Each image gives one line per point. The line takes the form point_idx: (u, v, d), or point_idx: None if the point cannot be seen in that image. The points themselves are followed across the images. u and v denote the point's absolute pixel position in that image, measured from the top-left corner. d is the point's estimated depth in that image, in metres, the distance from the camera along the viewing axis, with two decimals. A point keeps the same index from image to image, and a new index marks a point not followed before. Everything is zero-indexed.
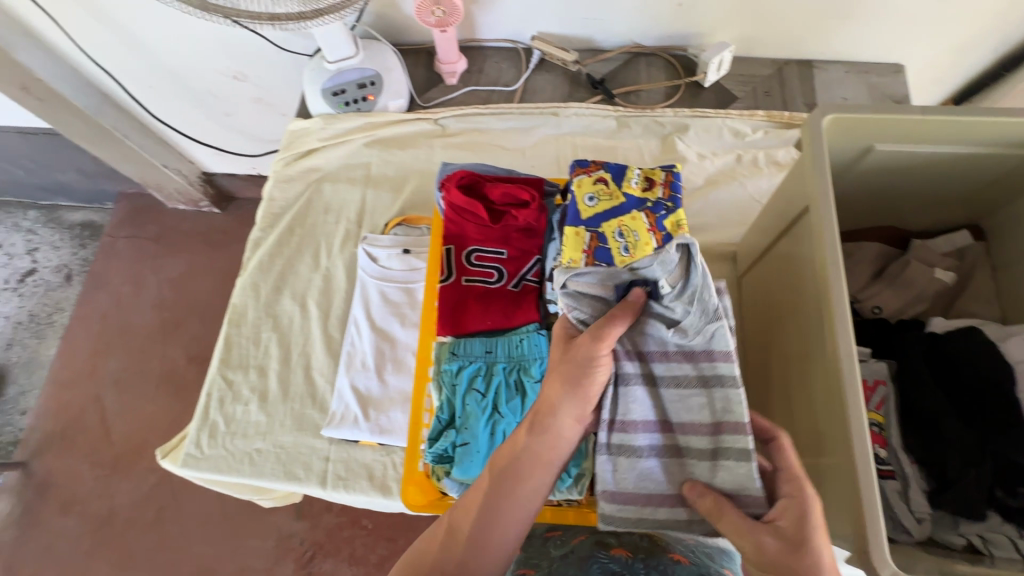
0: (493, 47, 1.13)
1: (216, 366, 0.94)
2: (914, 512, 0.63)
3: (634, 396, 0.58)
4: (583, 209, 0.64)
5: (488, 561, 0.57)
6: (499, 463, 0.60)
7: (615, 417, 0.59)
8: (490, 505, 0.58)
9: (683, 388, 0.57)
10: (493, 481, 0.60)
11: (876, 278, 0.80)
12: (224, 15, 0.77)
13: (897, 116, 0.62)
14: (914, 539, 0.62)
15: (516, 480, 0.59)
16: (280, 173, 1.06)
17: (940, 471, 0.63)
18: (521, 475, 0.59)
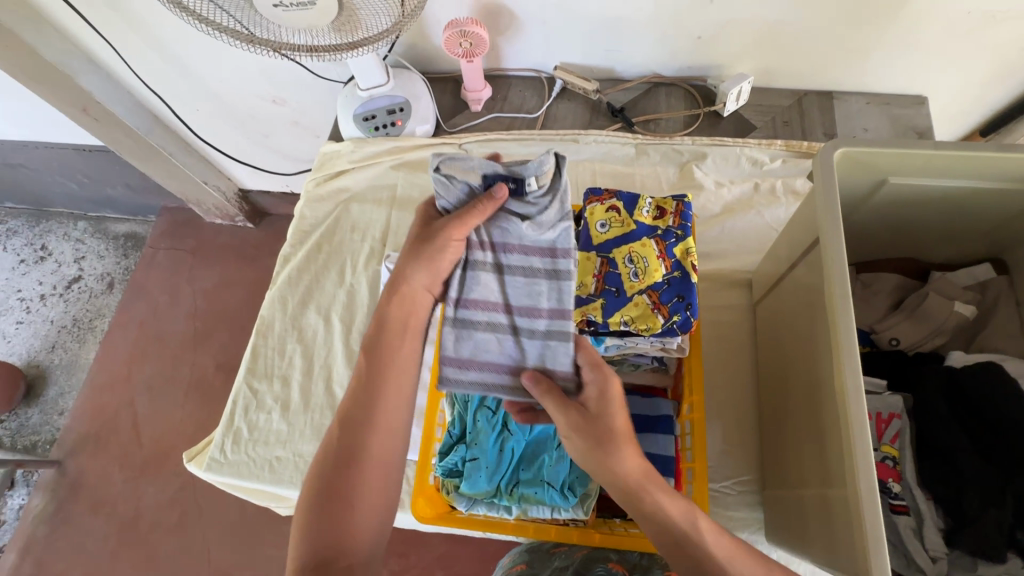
0: (517, 76, 1.18)
1: (243, 376, 0.98)
2: (928, 551, 0.62)
3: (482, 279, 0.61)
4: (595, 235, 0.66)
5: (355, 428, 0.59)
6: (369, 346, 0.63)
7: (461, 295, 0.62)
8: (369, 384, 0.62)
9: (526, 277, 0.60)
10: (368, 361, 0.63)
11: (894, 310, 0.79)
12: (269, 48, 0.83)
13: (909, 151, 0.62)
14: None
15: (386, 359, 0.62)
16: (311, 193, 1.12)
17: (957, 509, 0.62)
18: (389, 353, 0.62)
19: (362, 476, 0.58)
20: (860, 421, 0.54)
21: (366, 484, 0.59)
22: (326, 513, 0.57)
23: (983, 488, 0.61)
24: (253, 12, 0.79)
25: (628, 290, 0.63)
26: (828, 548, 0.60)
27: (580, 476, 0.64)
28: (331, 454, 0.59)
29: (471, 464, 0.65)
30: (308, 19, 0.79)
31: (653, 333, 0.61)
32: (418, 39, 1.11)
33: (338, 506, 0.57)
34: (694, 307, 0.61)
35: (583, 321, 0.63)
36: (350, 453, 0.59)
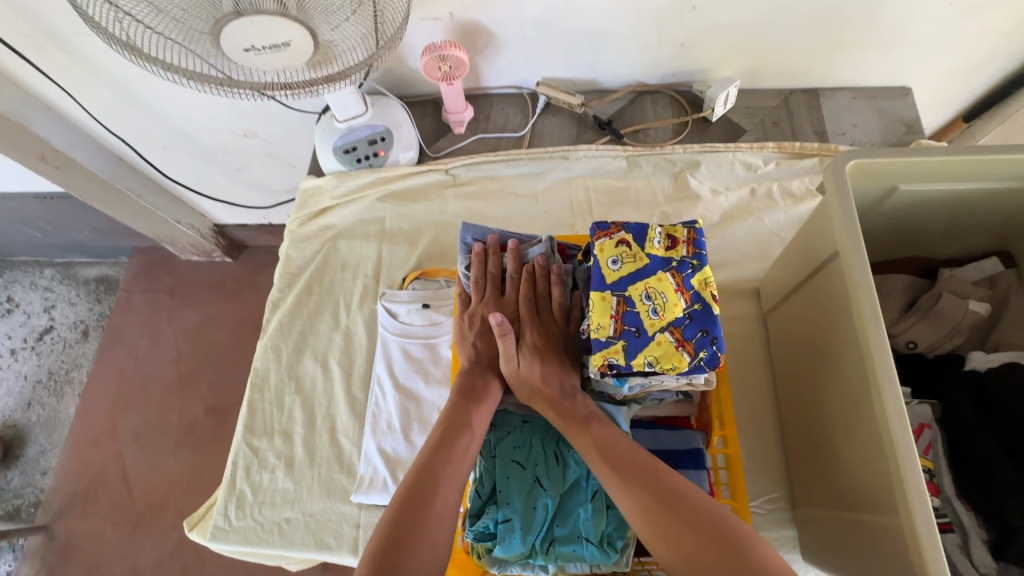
0: (499, 94, 1.15)
1: (241, 434, 0.93)
2: (977, 567, 0.61)
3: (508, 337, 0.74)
4: (607, 273, 0.61)
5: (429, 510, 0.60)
6: (448, 418, 0.66)
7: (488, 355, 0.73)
8: (449, 435, 0.65)
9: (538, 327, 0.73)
10: (443, 436, 0.65)
11: (907, 311, 0.78)
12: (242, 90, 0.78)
13: (920, 158, 0.61)
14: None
15: (459, 435, 0.65)
16: (295, 234, 1.07)
17: (1000, 520, 0.61)
18: (460, 428, 0.65)
19: (432, 524, 0.59)
20: (907, 442, 0.52)
21: (431, 540, 0.59)
22: (393, 551, 0.57)
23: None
24: (223, 57, 0.74)
25: (649, 329, 0.59)
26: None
27: (619, 528, 0.61)
28: (407, 492, 0.60)
29: (505, 526, 0.61)
30: (281, 61, 0.74)
31: (678, 372, 0.59)
32: (394, 64, 1.07)
33: (406, 545, 0.57)
34: (719, 341, 0.59)
35: (604, 365, 0.59)
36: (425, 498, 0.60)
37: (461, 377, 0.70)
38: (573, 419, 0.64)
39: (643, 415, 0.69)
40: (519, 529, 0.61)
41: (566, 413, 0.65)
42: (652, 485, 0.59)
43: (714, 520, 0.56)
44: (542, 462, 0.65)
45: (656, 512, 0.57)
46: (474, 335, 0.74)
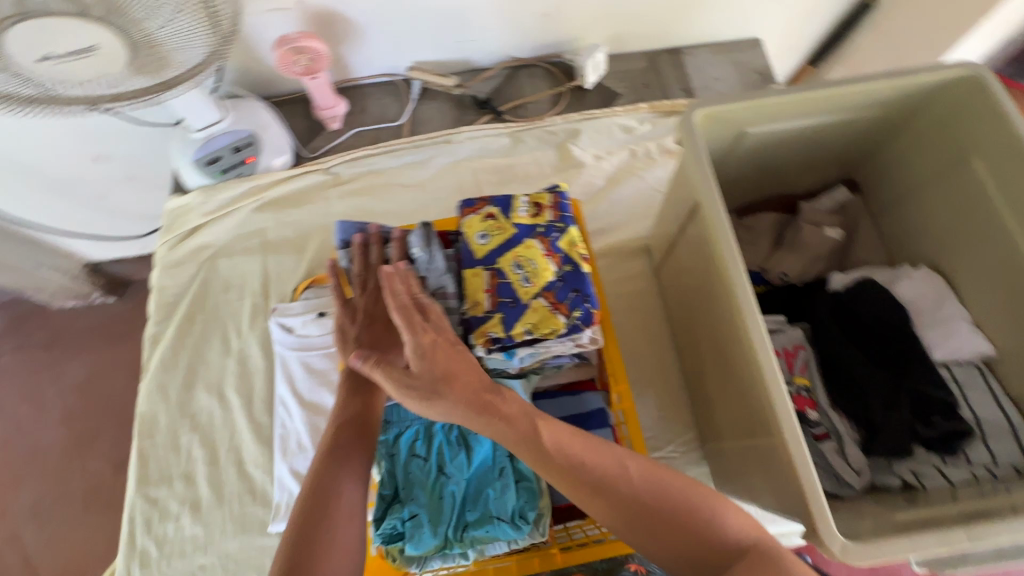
0: (371, 84, 1.10)
1: (134, 487, 0.84)
2: (852, 466, 0.68)
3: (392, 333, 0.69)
4: (477, 249, 0.61)
5: (331, 519, 0.54)
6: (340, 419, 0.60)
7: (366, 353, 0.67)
8: (343, 435, 0.59)
9: None
10: (338, 437, 0.59)
11: (777, 246, 0.84)
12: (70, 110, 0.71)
13: (756, 101, 0.65)
14: (856, 491, 0.67)
15: (358, 433, 0.60)
16: (165, 259, 0.98)
17: (866, 420, 0.69)
18: (358, 428, 0.60)
19: (336, 534, 0.54)
20: (771, 365, 0.57)
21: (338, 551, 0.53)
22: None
23: (883, 397, 0.68)
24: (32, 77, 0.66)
25: (524, 297, 0.59)
26: (776, 494, 0.61)
27: (529, 500, 0.59)
28: (304, 507, 0.54)
29: (412, 523, 0.58)
30: (98, 66, 0.67)
31: (558, 334, 0.59)
32: (249, 61, 0.99)
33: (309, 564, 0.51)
34: (591, 298, 0.60)
35: (486, 341, 0.58)
36: (324, 508, 0.54)
37: (347, 376, 0.64)
38: (518, 431, 0.55)
39: (547, 385, 0.70)
40: (427, 523, 0.59)
41: (510, 422, 0.56)
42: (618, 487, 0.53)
43: (687, 508, 0.52)
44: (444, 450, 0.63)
45: (627, 514, 0.52)
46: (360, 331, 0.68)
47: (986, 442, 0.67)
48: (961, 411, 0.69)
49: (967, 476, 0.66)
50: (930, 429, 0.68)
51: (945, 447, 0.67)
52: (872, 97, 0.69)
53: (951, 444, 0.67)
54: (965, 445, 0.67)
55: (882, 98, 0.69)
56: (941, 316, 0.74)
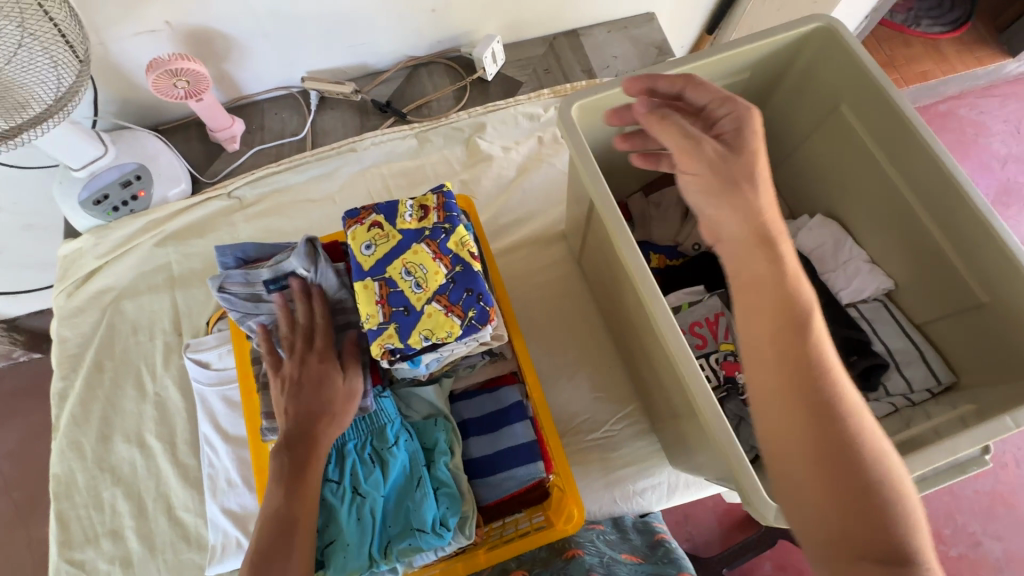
0: (267, 99, 1.06)
1: (57, 553, 0.80)
2: None
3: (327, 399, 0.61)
4: (363, 260, 0.59)
5: None
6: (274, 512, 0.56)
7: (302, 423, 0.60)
8: (277, 529, 0.56)
9: None
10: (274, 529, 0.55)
11: (686, 218, 0.85)
12: None
13: (628, 85, 0.66)
14: None
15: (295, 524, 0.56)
16: (64, 309, 0.92)
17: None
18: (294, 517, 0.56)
19: None
20: (678, 340, 0.56)
21: None
22: None
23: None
24: None
25: (417, 303, 0.58)
26: (713, 463, 0.62)
27: (450, 506, 0.60)
28: None
29: (330, 548, 0.59)
30: None
31: (456, 337, 0.57)
32: (125, 89, 0.94)
33: None
34: (485, 296, 0.58)
35: (386, 353, 0.57)
36: None
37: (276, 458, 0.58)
38: (753, 277, 0.46)
39: (465, 385, 0.69)
40: (347, 546, 0.59)
41: (769, 266, 0.45)
42: (834, 405, 0.41)
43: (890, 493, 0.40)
44: (358, 470, 0.62)
45: (812, 423, 0.41)
46: (291, 403, 0.60)
47: (900, 371, 0.70)
48: (873, 346, 0.72)
49: (889, 410, 0.69)
50: (850, 369, 0.70)
51: (864, 384, 0.71)
52: (741, 61, 0.71)
53: (868, 379, 0.70)
54: (883, 378, 0.70)
55: (752, 59, 0.71)
56: (839, 261, 0.77)
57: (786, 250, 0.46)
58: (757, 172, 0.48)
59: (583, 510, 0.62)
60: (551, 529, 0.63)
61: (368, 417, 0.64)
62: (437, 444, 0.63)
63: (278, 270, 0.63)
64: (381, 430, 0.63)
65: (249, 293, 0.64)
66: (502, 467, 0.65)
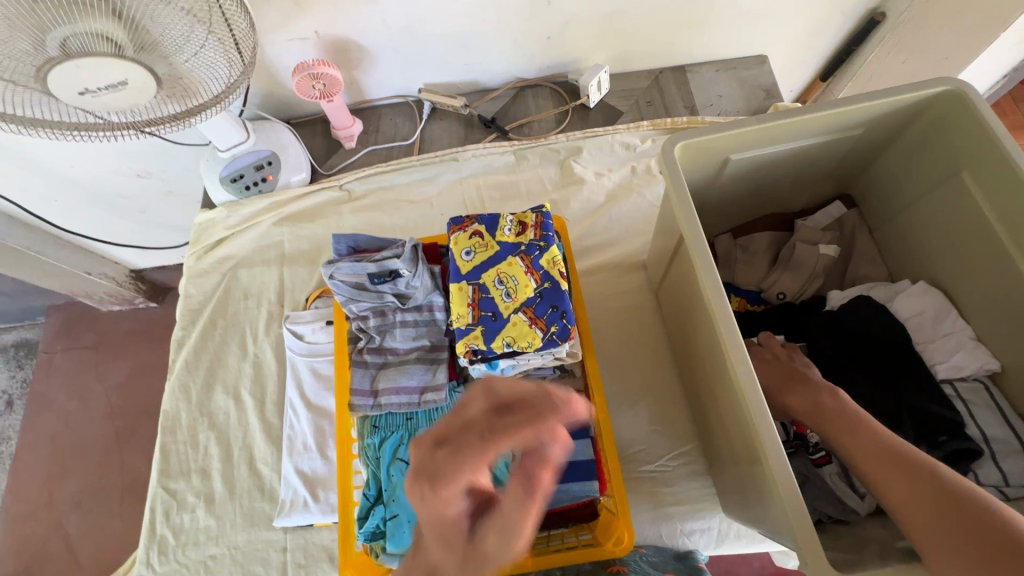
0: (386, 104, 1.16)
1: (156, 479, 0.91)
2: (857, 490, 0.65)
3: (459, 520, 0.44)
4: (462, 264, 0.64)
5: None
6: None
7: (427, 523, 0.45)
8: None
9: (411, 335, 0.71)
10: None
11: (773, 265, 0.83)
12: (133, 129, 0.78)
13: (735, 130, 0.66)
14: (862, 517, 0.64)
15: None
16: (193, 269, 1.06)
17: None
18: None
19: None
20: (754, 391, 0.56)
21: None
22: None
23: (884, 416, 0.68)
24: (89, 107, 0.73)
25: (504, 311, 0.62)
26: (768, 517, 0.61)
27: None
28: None
29: (391, 523, 0.63)
30: (141, 95, 0.73)
31: (535, 348, 0.61)
32: (271, 86, 1.07)
33: None
34: (568, 314, 0.62)
35: (468, 352, 0.61)
36: None
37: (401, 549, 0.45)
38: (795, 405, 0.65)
39: None
40: (407, 524, 0.63)
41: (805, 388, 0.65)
42: (913, 462, 0.54)
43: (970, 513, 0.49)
44: None
45: (918, 497, 0.52)
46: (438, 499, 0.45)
47: (997, 462, 0.64)
48: (967, 430, 0.66)
49: None
50: (936, 449, 0.65)
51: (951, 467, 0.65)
52: (858, 116, 0.69)
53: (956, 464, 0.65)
54: (973, 465, 0.65)
55: (870, 116, 0.70)
56: (940, 332, 0.72)
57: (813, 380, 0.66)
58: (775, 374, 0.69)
59: (633, 535, 0.65)
60: (598, 547, 0.67)
61: (441, 408, 0.68)
62: None
63: (383, 266, 0.70)
64: None
65: (355, 282, 0.71)
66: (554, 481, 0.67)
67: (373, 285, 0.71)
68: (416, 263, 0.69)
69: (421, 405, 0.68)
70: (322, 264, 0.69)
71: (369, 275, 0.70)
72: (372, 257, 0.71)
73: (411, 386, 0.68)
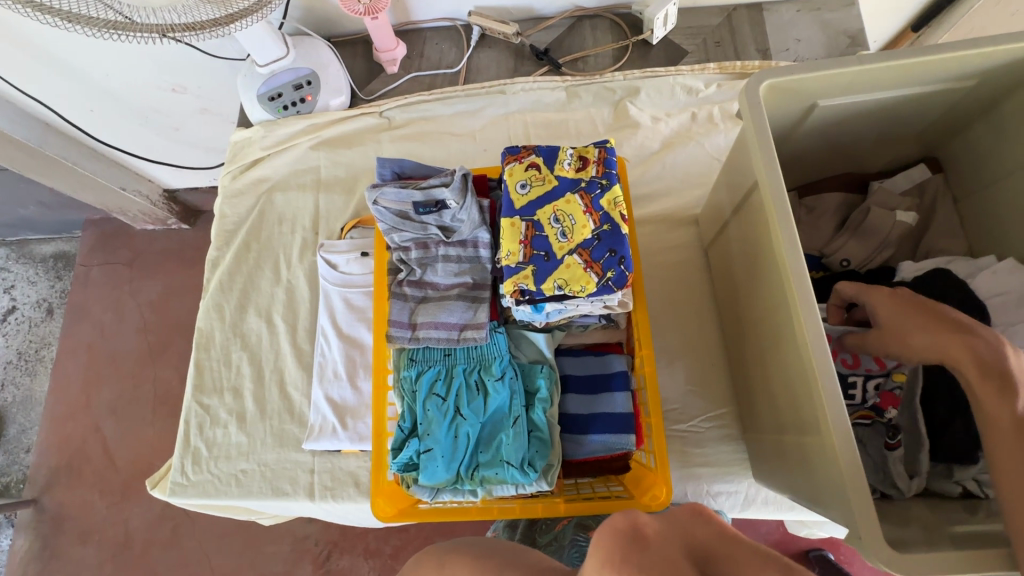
0: (431, 28, 1.08)
1: (190, 394, 0.93)
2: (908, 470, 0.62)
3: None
4: (516, 198, 0.61)
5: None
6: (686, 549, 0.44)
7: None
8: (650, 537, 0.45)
9: (454, 268, 0.69)
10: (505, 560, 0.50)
11: (840, 230, 0.78)
12: (158, 33, 0.70)
13: (831, 71, 0.59)
14: (905, 497, 0.62)
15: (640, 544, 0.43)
16: (228, 188, 1.04)
17: (929, 423, 0.64)
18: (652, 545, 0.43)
19: None
20: (824, 358, 0.52)
21: None
22: None
23: (950, 400, 0.64)
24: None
25: (558, 252, 0.59)
26: (812, 486, 0.59)
27: (540, 450, 0.63)
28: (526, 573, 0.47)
29: (425, 456, 0.63)
30: None
31: (588, 294, 0.58)
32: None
33: None
34: (627, 261, 0.58)
35: (516, 292, 0.58)
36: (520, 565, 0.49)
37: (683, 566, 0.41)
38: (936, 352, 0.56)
39: (572, 343, 0.71)
40: (441, 458, 0.63)
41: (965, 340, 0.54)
42: None
43: None
44: (462, 393, 0.66)
45: None
46: None
47: None
48: None
49: None
50: None
51: None
52: (975, 65, 0.61)
53: None
54: None
55: (990, 66, 0.62)
56: None
57: (985, 335, 0.54)
58: (921, 311, 0.58)
59: (670, 492, 0.62)
60: (630, 500, 0.65)
61: (480, 348, 0.66)
62: (540, 390, 0.65)
63: (429, 196, 0.67)
64: (491, 363, 0.66)
65: (399, 210, 0.68)
66: (590, 430, 0.66)
67: (418, 215, 0.68)
68: (465, 195, 0.66)
69: (460, 340, 0.66)
70: (366, 188, 0.67)
71: (415, 204, 0.68)
72: (418, 185, 0.69)
73: (452, 320, 0.67)
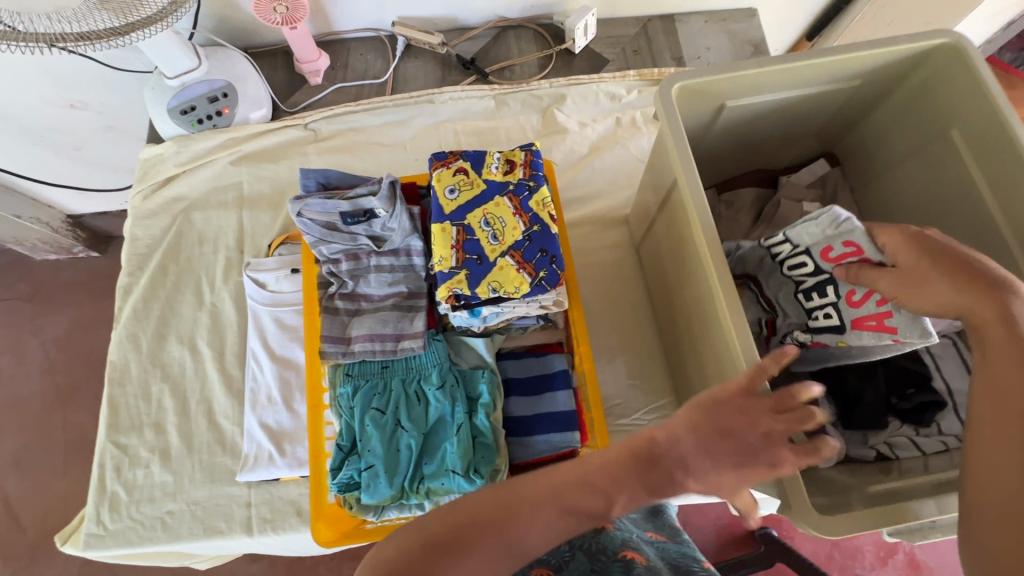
0: (355, 38, 1.07)
1: (104, 435, 0.85)
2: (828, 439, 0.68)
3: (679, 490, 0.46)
4: (445, 203, 0.61)
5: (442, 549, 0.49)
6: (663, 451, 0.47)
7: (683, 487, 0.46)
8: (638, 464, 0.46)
9: (387, 278, 0.68)
10: None
11: (756, 222, 0.83)
12: (48, 43, 0.65)
13: (734, 74, 0.63)
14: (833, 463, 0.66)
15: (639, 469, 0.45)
16: (139, 209, 0.96)
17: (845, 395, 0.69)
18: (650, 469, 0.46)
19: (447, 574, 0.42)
20: (745, 341, 0.55)
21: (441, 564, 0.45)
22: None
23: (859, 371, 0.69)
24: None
25: (491, 255, 0.59)
26: None
27: (485, 456, 0.63)
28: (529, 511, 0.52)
29: (367, 473, 0.61)
30: None
31: (522, 295, 0.58)
32: (226, 9, 0.96)
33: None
34: (558, 260, 0.59)
35: (451, 297, 0.58)
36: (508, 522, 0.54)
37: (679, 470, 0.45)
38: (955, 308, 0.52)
39: (513, 346, 0.71)
40: (383, 474, 0.61)
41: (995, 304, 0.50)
42: None
43: None
44: (402, 405, 0.64)
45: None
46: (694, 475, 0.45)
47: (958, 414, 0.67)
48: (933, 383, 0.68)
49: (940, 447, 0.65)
50: (904, 401, 0.68)
51: (918, 418, 0.67)
52: (857, 67, 0.68)
53: (922, 415, 0.67)
54: (936, 416, 0.67)
55: (870, 67, 0.68)
56: None
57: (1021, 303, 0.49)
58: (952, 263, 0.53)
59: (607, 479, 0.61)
60: None
61: (418, 358, 0.65)
62: (482, 395, 0.65)
63: (357, 206, 0.66)
64: (430, 372, 0.65)
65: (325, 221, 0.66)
66: (536, 431, 0.66)
67: (345, 225, 0.66)
68: (394, 202, 0.65)
69: (397, 352, 0.65)
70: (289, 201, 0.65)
71: (342, 214, 0.66)
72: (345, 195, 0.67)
73: (389, 331, 0.65)
